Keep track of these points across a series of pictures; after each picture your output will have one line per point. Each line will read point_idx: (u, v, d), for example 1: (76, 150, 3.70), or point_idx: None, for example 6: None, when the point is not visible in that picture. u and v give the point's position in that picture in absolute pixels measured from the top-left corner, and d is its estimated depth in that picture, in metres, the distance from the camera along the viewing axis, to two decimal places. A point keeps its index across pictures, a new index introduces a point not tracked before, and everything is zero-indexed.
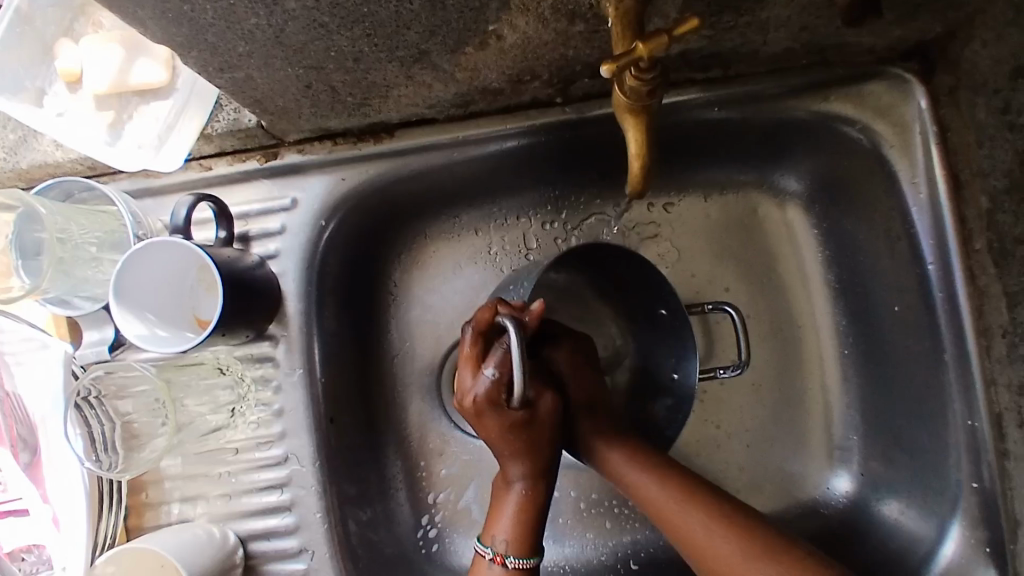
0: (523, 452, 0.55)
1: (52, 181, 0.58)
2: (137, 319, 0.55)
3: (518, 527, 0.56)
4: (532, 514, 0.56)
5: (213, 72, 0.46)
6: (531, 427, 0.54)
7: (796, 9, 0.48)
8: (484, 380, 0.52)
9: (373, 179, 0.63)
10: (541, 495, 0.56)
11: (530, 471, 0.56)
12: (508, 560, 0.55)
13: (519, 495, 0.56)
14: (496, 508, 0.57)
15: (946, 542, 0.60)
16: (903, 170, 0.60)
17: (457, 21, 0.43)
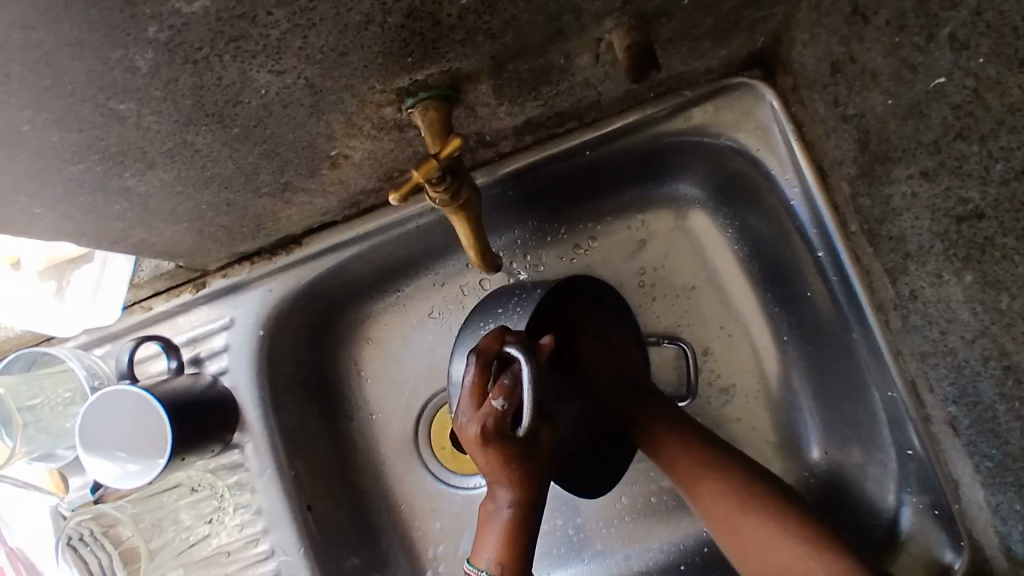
0: (517, 485, 0.56)
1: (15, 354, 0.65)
2: (109, 460, 0.61)
3: (505, 561, 0.56)
4: (517, 545, 0.56)
5: (110, 245, 0.52)
6: (531, 453, 0.56)
7: (606, 66, 0.52)
8: (491, 411, 0.54)
9: (297, 283, 0.69)
10: (527, 527, 0.57)
11: (522, 498, 0.57)
12: None
13: (505, 524, 0.56)
14: (483, 533, 0.57)
15: (902, 519, 0.64)
16: (773, 168, 0.63)
17: (298, 157, 0.49)
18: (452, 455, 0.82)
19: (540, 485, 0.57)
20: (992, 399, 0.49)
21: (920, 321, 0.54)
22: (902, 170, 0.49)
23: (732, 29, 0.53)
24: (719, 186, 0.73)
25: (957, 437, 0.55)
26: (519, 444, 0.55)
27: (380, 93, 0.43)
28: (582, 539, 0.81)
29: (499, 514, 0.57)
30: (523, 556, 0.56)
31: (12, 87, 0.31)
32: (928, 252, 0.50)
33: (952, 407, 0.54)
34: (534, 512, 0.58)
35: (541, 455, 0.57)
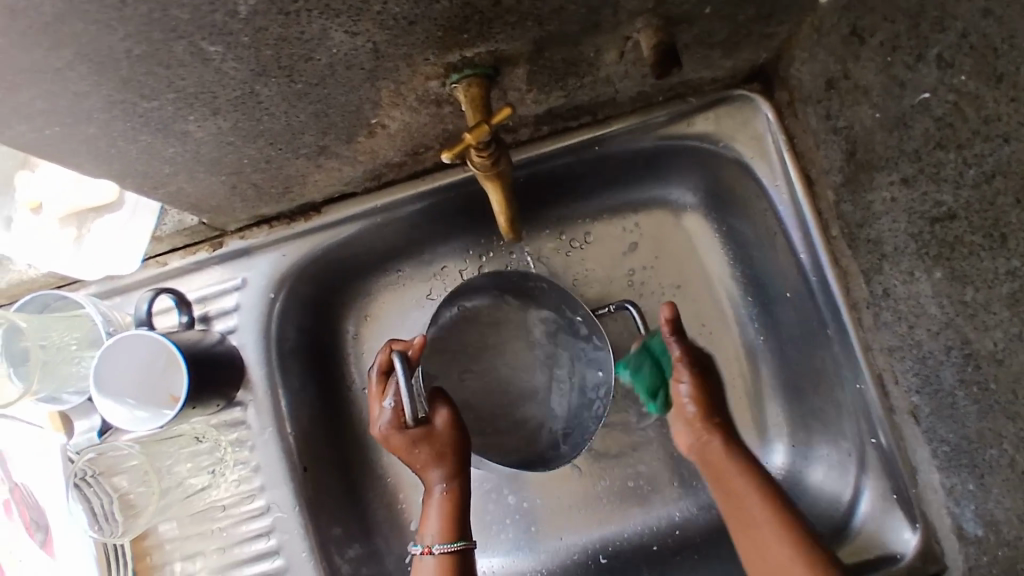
0: (447, 464, 0.74)
1: (30, 295, 0.67)
2: (118, 404, 0.63)
3: (447, 530, 0.71)
4: (455, 516, 0.72)
5: (149, 190, 0.54)
6: (426, 446, 0.73)
7: (628, 64, 0.57)
8: (387, 409, 0.72)
9: (310, 251, 0.72)
10: (462, 498, 0.74)
11: (448, 475, 0.74)
12: (434, 549, 0.70)
13: (443, 499, 0.73)
14: (427, 511, 0.73)
15: (861, 501, 0.69)
16: (764, 176, 0.68)
17: (342, 121, 0.52)
18: None
19: (463, 461, 0.75)
20: (952, 386, 0.55)
21: (890, 317, 0.60)
22: (884, 177, 0.55)
23: (740, 42, 0.59)
24: (710, 192, 0.78)
25: (918, 425, 0.62)
26: (414, 438, 0.73)
27: (431, 65, 0.47)
28: (559, 518, 0.84)
29: (437, 492, 0.73)
30: (462, 524, 0.73)
31: (124, 14, 0.34)
32: (902, 252, 0.56)
33: (915, 396, 0.61)
34: (464, 485, 0.75)
35: (458, 433, 0.75)
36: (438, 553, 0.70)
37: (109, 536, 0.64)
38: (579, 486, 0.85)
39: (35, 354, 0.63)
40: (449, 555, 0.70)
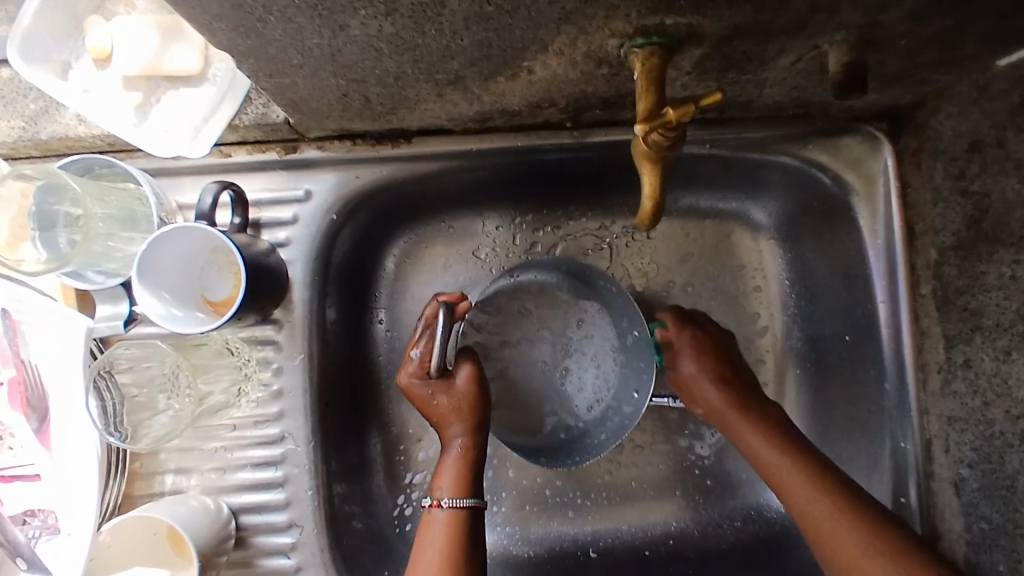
0: (464, 421, 0.67)
1: (73, 155, 0.59)
2: (155, 297, 0.58)
3: (459, 487, 0.65)
4: (468, 474, 0.66)
5: (262, 76, 0.48)
6: (445, 397, 0.67)
7: (793, 73, 0.54)
8: (412, 358, 0.67)
9: (383, 179, 0.66)
10: (477, 456, 0.68)
11: (467, 430, 0.67)
12: (443, 502, 0.64)
13: (459, 454, 0.67)
14: (442, 467, 0.67)
15: None
16: (864, 219, 0.67)
17: (497, 57, 0.47)
18: None
19: (484, 419, 0.68)
20: (1016, 469, 0.56)
21: (962, 388, 0.61)
22: (1009, 254, 0.56)
23: (900, 80, 0.56)
24: (791, 220, 0.76)
25: (957, 495, 0.63)
26: (435, 388, 0.67)
27: (625, 24, 0.43)
28: (555, 506, 0.83)
29: (453, 448, 0.67)
30: (475, 483, 0.66)
31: None
32: (1004, 329, 0.56)
33: (964, 468, 0.62)
34: (482, 444, 0.69)
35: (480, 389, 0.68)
36: (448, 509, 0.64)
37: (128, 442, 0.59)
38: (581, 475, 0.83)
39: (85, 223, 0.56)
40: (460, 510, 0.64)
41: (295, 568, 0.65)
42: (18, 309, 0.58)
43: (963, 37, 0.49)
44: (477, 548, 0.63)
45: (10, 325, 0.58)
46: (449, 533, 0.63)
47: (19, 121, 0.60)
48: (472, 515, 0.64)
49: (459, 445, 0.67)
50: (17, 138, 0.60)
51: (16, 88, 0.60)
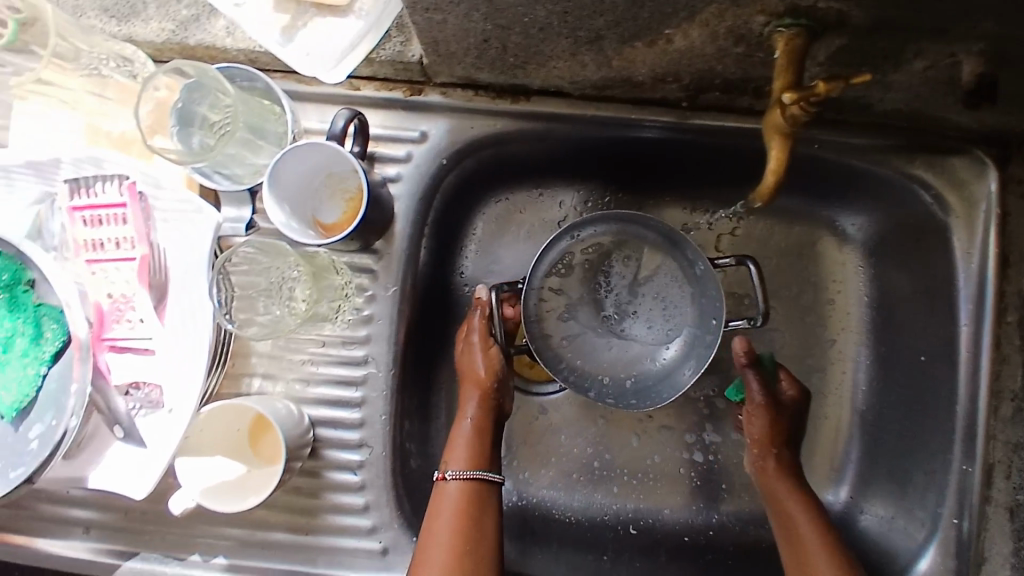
0: (478, 392, 0.71)
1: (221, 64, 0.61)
2: (280, 209, 0.62)
3: (473, 460, 0.68)
4: (479, 448, 0.69)
5: (418, 10, 0.52)
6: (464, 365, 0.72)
7: (922, 80, 0.55)
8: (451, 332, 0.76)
9: (493, 133, 0.69)
10: (489, 430, 0.70)
11: (478, 403, 0.71)
12: (446, 475, 0.67)
13: (470, 429, 0.70)
14: (451, 444, 0.70)
15: (922, 557, 0.68)
16: (959, 241, 0.66)
17: (643, 20, 0.50)
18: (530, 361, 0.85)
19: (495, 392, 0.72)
20: None
21: None
22: None
23: None
24: (882, 239, 0.76)
25: (1010, 521, 0.65)
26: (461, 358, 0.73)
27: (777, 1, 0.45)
28: (602, 478, 0.83)
29: (465, 424, 0.70)
30: (486, 455, 0.69)
31: None
32: None
33: None
34: (493, 419, 0.71)
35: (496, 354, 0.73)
36: (457, 481, 0.67)
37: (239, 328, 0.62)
38: (633, 453, 0.83)
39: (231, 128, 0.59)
40: (467, 481, 0.67)
41: (359, 485, 0.69)
42: (155, 193, 0.57)
43: None
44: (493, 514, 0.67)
45: (145, 208, 0.57)
46: (462, 503, 0.66)
47: (171, 24, 0.63)
48: (481, 486, 0.67)
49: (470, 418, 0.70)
50: (166, 41, 0.63)
51: None
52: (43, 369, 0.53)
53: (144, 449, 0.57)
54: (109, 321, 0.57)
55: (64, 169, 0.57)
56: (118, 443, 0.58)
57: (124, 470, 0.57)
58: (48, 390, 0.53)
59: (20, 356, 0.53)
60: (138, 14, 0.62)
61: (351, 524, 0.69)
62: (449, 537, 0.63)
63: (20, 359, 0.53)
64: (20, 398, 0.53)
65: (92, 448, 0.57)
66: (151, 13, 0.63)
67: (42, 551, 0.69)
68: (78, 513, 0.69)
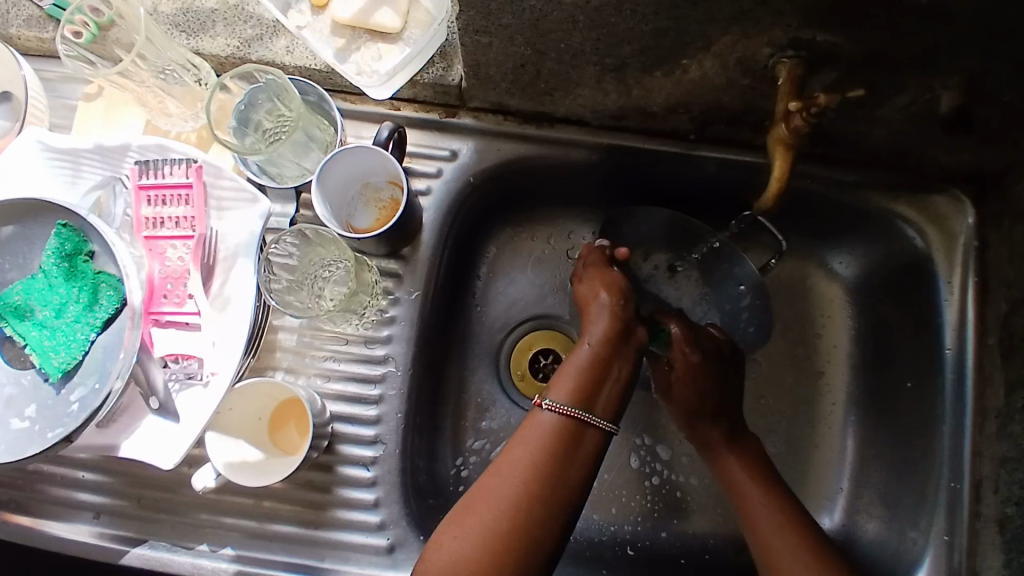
0: (605, 317, 0.65)
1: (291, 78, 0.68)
2: (322, 204, 0.67)
3: (578, 396, 0.60)
4: (589, 383, 0.61)
5: (469, 31, 0.59)
6: (584, 293, 0.70)
7: (903, 116, 0.62)
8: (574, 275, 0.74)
9: (518, 154, 0.75)
10: (607, 365, 0.63)
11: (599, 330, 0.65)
12: (545, 403, 0.60)
13: (584, 358, 0.63)
14: (562, 370, 0.63)
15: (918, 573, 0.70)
16: (942, 270, 0.73)
17: (665, 49, 0.57)
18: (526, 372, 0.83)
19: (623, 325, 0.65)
20: None
21: (1018, 430, 0.66)
22: None
23: (995, 142, 0.65)
24: (871, 279, 0.81)
25: (1000, 534, 0.67)
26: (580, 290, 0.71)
27: (782, 33, 0.53)
28: (601, 498, 0.83)
29: (580, 350, 0.64)
30: (594, 391, 0.61)
31: None
32: None
33: (1011, 507, 0.66)
34: (617, 355, 0.64)
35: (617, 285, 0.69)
36: (553, 413, 0.60)
37: (278, 307, 0.66)
38: (632, 473, 0.83)
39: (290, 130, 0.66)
40: (566, 417, 0.60)
41: (371, 481, 0.71)
42: (214, 183, 0.63)
43: None
44: (577, 479, 0.59)
45: (200, 196, 0.62)
46: (553, 435, 0.59)
47: (236, 41, 0.70)
48: (575, 426, 0.60)
49: (590, 347, 0.63)
50: (230, 55, 0.70)
51: (239, 16, 0.70)
52: (93, 335, 0.56)
53: (177, 423, 0.60)
54: (159, 295, 0.60)
55: (130, 157, 0.63)
56: (152, 415, 0.60)
57: (156, 441, 0.60)
58: (94, 356, 0.56)
59: (73, 320, 0.56)
60: (207, 31, 0.70)
61: (359, 519, 0.70)
62: (529, 462, 0.58)
63: (72, 323, 0.56)
64: (68, 360, 0.56)
65: (127, 417, 0.60)
66: (218, 31, 0.70)
67: (48, 534, 0.70)
68: (87, 498, 0.70)
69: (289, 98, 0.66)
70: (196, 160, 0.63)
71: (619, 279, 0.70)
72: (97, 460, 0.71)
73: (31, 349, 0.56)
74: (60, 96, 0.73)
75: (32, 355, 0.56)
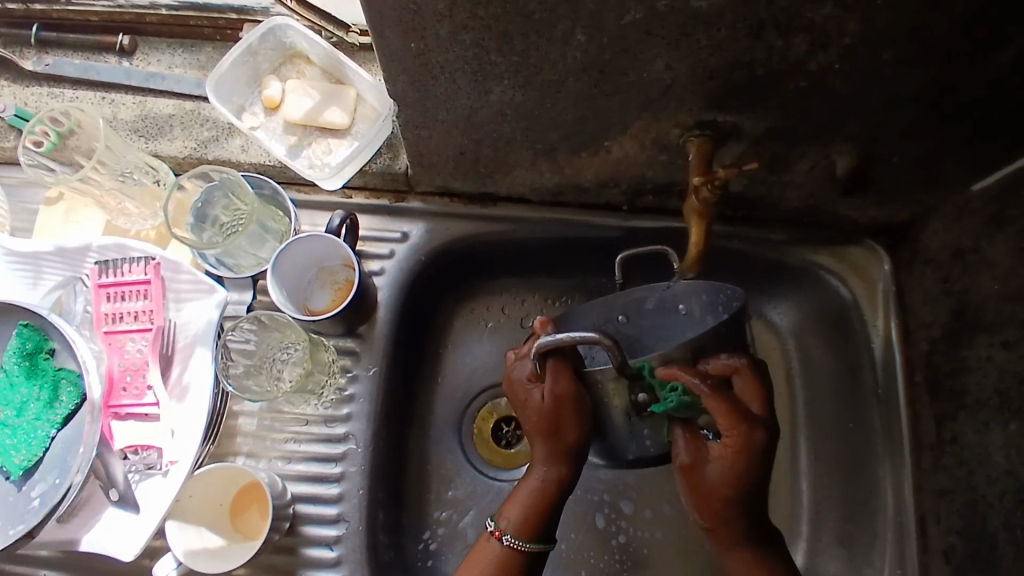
0: (548, 448, 0.63)
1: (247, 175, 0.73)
2: (278, 290, 0.70)
3: (524, 527, 0.62)
4: (540, 513, 0.63)
5: (410, 126, 0.65)
6: (532, 412, 0.63)
7: (808, 180, 0.69)
8: (522, 369, 0.64)
9: (466, 232, 0.80)
10: (558, 490, 0.63)
11: (549, 457, 0.63)
12: (503, 537, 0.62)
13: (535, 490, 0.63)
14: (513, 495, 0.64)
15: None
16: (867, 315, 0.78)
17: (587, 134, 0.63)
18: (487, 440, 0.84)
19: (572, 451, 0.63)
20: (995, 530, 0.65)
21: (951, 462, 0.70)
22: (988, 338, 0.68)
23: (893, 198, 0.71)
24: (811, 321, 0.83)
25: (947, 564, 0.70)
26: (530, 403, 0.63)
27: (687, 115, 0.59)
28: (569, 561, 0.83)
29: (530, 480, 0.64)
30: (543, 520, 0.63)
31: None
32: (983, 405, 0.68)
33: (953, 536, 0.69)
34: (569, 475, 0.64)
35: (578, 408, 0.62)
36: (507, 548, 0.62)
37: (237, 391, 0.69)
38: (597, 533, 0.84)
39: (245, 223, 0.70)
40: (514, 552, 0.62)
41: (335, 560, 0.71)
42: (173, 277, 0.66)
43: (941, 159, 0.64)
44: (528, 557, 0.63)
45: (159, 290, 0.64)
46: (497, 567, 0.62)
47: (192, 143, 0.75)
48: (517, 559, 0.62)
49: (541, 479, 0.63)
50: (188, 156, 0.74)
51: (196, 120, 0.76)
52: (53, 431, 0.58)
53: (137, 515, 0.60)
54: (118, 387, 0.62)
55: (90, 256, 0.66)
56: (112, 507, 0.61)
57: (115, 533, 0.60)
58: (55, 452, 0.58)
59: (33, 418, 0.58)
60: (165, 135, 0.75)
61: None
62: None
63: (32, 421, 0.58)
64: (28, 458, 0.57)
65: (86, 512, 0.61)
66: (176, 134, 0.75)
67: None
68: None
69: (244, 193, 0.70)
70: (155, 257, 0.65)
71: (576, 400, 0.62)
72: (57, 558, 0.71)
73: None
74: (22, 201, 0.76)
75: None
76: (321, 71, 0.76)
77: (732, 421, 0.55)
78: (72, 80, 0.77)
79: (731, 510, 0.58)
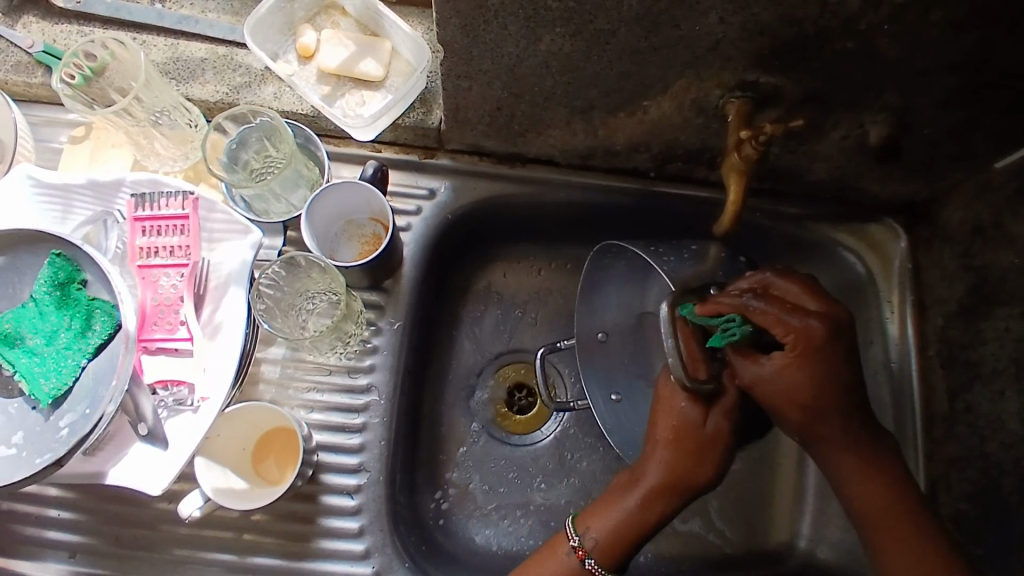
0: (662, 471, 0.61)
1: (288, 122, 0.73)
2: (309, 234, 0.70)
3: (604, 553, 0.61)
4: (623, 541, 0.61)
5: (453, 76, 0.65)
6: (673, 426, 0.62)
7: (837, 150, 0.70)
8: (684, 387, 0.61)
9: (493, 192, 0.81)
10: (653, 524, 0.61)
11: (657, 490, 0.61)
12: (585, 559, 0.61)
13: (626, 515, 0.61)
14: (603, 509, 0.63)
15: None
16: (882, 292, 0.80)
17: (629, 91, 0.64)
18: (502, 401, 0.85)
19: (685, 492, 0.61)
20: (1008, 494, 0.67)
21: (964, 432, 0.72)
22: (1003, 311, 0.69)
23: (919, 172, 0.73)
24: None
25: (956, 530, 0.71)
26: (672, 419, 0.62)
27: (730, 75, 0.60)
28: None
29: (626, 503, 0.62)
30: (626, 548, 0.61)
31: None
32: (999, 374, 0.69)
33: (963, 503, 0.71)
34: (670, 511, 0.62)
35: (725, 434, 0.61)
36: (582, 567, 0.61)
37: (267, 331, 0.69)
38: None
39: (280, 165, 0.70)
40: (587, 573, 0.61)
41: (355, 508, 0.72)
42: (207, 216, 0.65)
43: (971, 131, 0.66)
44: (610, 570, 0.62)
45: (194, 229, 0.64)
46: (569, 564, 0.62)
47: (224, 88, 0.74)
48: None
49: (637, 505, 0.61)
50: (219, 101, 0.74)
51: (229, 65, 0.75)
52: (84, 361, 0.57)
53: (165, 450, 0.60)
54: (150, 322, 0.62)
55: (122, 193, 0.66)
56: (139, 441, 0.61)
57: (140, 468, 0.60)
58: (84, 382, 0.57)
59: (63, 347, 0.57)
60: (196, 78, 0.74)
61: (343, 548, 0.71)
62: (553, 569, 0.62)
63: (61, 350, 0.57)
64: (58, 386, 0.57)
65: (113, 445, 0.60)
66: (207, 79, 0.74)
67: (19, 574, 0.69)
68: (60, 537, 0.70)
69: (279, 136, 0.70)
70: (192, 192, 0.65)
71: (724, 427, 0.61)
72: (71, 498, 0.70)
73: (22, 376, 0.57)
74: (45, 139, 0.75)
75: (23, 381, 0.57)
76: (357, 23, 0.76)
77: (785, 325, 0.57)
78: (102, 20, 0.76)
79: (821, 403, 0.58)
